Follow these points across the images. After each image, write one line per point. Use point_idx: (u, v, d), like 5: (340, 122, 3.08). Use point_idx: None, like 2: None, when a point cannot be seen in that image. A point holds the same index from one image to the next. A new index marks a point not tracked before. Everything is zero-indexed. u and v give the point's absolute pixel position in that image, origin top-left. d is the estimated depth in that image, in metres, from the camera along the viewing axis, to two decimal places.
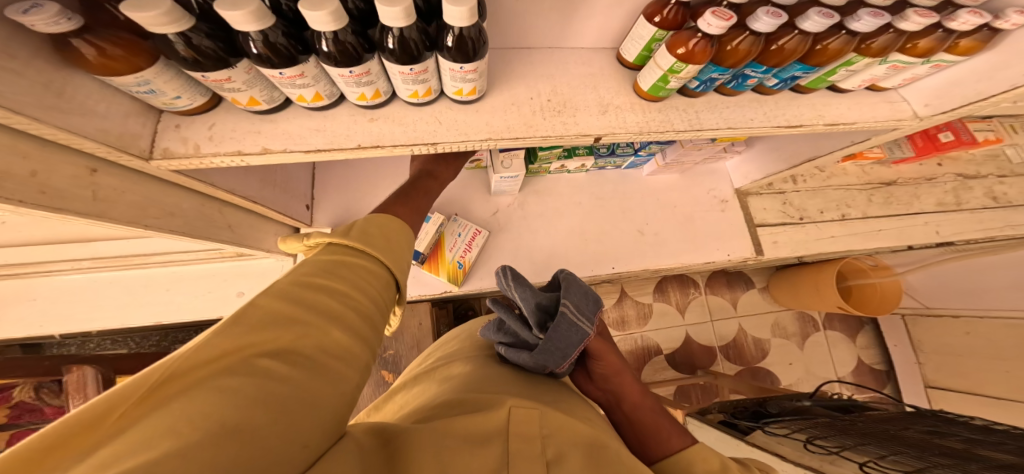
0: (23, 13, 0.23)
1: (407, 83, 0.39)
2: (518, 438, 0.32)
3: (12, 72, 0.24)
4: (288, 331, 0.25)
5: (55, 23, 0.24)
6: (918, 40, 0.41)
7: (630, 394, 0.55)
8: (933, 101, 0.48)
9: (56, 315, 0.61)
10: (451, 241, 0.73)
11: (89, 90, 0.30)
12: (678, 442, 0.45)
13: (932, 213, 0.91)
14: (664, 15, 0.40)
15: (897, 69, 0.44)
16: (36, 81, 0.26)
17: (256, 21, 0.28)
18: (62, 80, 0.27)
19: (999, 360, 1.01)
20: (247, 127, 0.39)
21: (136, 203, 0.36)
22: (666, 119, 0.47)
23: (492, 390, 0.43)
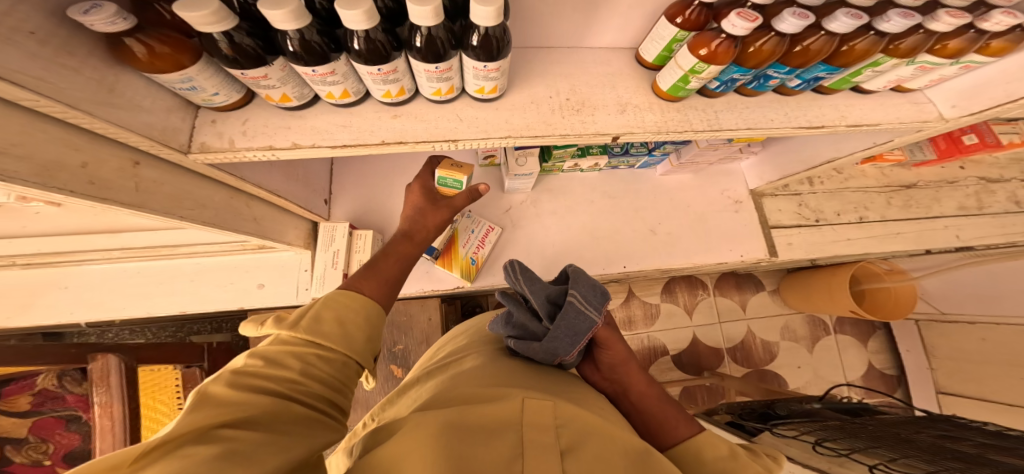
0: (83, 13, 0.24)
1: (432, 81, 0.39)
2: (534, 430, 0.33)
3: (70, 69, 0.25)
4: (248, 404, 0.28)
5: (111, 23, 0.25)
6: (948, 41, 0.41)
7: (636, 383, 0.54)
8: (960, 103, 0.48)
9: (88, 303, 0.63)
10: (465, 238, 0.74)
11: (137, 87, 0.31)
12: (687, 432, 0.46)
13: (953, 217, 0.89)
14: (686, 16, 0.41)
15: (925, 69, 0.44)
16: (92, 78, 0.27)
17: (295, 20, 0.29)
18: (113, 77, 0.29)
19: (1016, 368, 0.99)
20: (278, 123, 0.40)
21: (173, 195, 0.38)
22: (685, 119, 0.47)
23: (505, 384, 0.43)
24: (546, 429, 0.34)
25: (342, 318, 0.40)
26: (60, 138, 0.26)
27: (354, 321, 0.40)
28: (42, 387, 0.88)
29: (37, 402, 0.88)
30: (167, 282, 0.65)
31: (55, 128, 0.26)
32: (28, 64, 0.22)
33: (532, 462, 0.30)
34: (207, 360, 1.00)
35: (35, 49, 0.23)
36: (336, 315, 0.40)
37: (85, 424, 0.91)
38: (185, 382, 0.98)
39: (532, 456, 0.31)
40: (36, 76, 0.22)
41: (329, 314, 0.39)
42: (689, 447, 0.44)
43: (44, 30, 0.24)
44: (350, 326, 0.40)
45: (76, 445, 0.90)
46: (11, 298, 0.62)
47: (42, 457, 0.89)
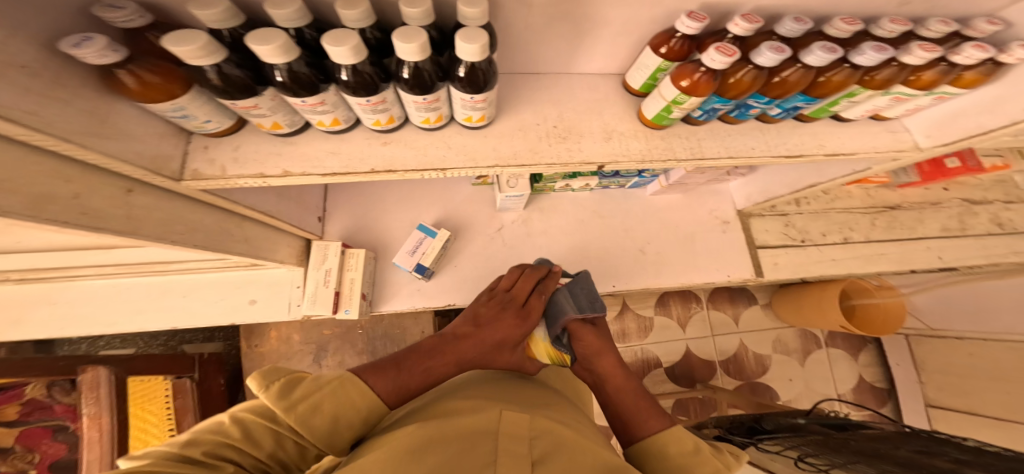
0: (75, 46, 0.24)
1: (420, 111, 0.41)
2: (507, 437, 0.37)
3: (64, 103, 0.25)
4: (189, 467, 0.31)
5: (102, 55, 0.25)
6: (922, 72, 0.41)
7: (612, 376, 0.58)
8: (934, 133, 0.48)
9: (84, 316, 0.64)
10: None
11: (128, 116, 0.31)
12: (657, 425, 0.50)
13: (937, 238, 0.91)
14: (670, 46, 0.42)
15: (899, 100, 0.44)
16: (86, 110, 0.27)
17: (281, 54, 0.30)
18: (106, 108, 0.29)
19: (1002, 383, 1.00)
20: (269, 149, 0.41)
21: (164, 220, 0.38)
22: (668, 148, 0.48)
23: (487, 397, 0.46)
24: (520, 438, 0.37)
25: (338, 415, 0.38)
26: (51, 170, 0.27)
27: (350, 421, 0.39)
28: (31, 397, 0.85)
29: (26, 412, 0.86)
30: (161, 296, 0.65)
31: (46, 161, 0.26)
32: (23, 100, 0.22)
33: (506, 464, 0.33)
34: (198, 370, 0.99)
35: (28, 83, 0.23)
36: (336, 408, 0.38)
37: (73, 434, 0.89)
38: (175, 394, 0.95)
39: (507, 451, 0.35)
40: (32, 113, 0.23)
41: (328, 406, 0.38)
42: (655, 441, 0.48)
43: (39, 63, 0.24)
44: (343, 421, 0.38)
45: (63, 455, 0.88)
46: (3, 311, 0.62)
47: (29, 466, 0.87)
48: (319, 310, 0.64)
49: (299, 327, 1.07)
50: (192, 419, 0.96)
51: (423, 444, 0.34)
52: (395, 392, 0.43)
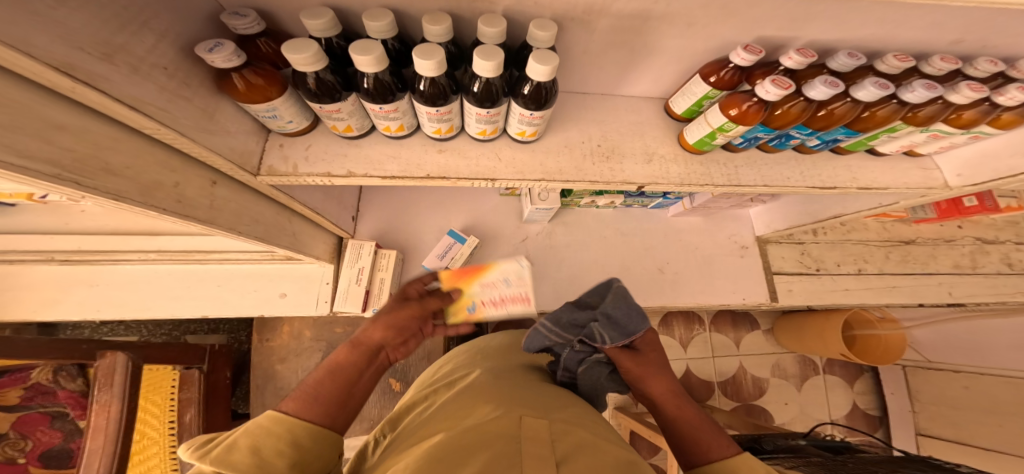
0: (209, 51, 0.28)
1: (480, 122, 0.43)
2: (531, 438, 0.39)
3: (186, 99, 0.29)
4: None
5: (228, 60, 0.29)
6: (963, 111, 0.42)
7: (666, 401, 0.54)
8: (964, 172, 0.50)
9: (119, 300, 0.66)
10: (495, 282, 0.63)
11: (230, 114, 0.35)
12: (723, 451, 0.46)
13: (947, 274, 0.93)
14: (720, 75, 0.44)
15: (937, 137, 0.46)
16: (200, 107, 0.31)
17: (376, 65, 0.32)
18: (216, 106, 0.33)
19: (1003, 418, 1.02)
20: (336, 150, 0.43)
21: (236, 212, 0.40)
22: (706, 172, 0.51)
23: (507, 402, 0.48)
24: (543, 441, 0.39)
25: (259, 448, 0.41)
26: (160, 160, 0.30)
27: (275, 448, 0.42)
28: (35, 381, 0.80)
29: (27, 397, 0.81)
30: (195, 284, 0.67)
31: (158, 152, 0.30)
32: (157, 97, 0.26)
33: (530, 465, 0.35)
34: (206, 362, 0.97)
35: (165, 82, 0.28)
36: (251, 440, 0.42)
37: (72, 421, 0.84)
38: (181, 385, 0.93)
39: (531, 448, 0.38)
40: (161, 107, 0.27)
41: (245, 442, 0.42)
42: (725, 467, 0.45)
43: (174, 65, 0.29)
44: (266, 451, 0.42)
45: (55, 445, 0.81)
46: (43, 291, 0.65)
47: (18, 455, 0.79)
48: (349, 307, 0.66)
49: (312, 324, 1.08)
50: (194, 412, 0.92)
51: (459, 450, 0.38)
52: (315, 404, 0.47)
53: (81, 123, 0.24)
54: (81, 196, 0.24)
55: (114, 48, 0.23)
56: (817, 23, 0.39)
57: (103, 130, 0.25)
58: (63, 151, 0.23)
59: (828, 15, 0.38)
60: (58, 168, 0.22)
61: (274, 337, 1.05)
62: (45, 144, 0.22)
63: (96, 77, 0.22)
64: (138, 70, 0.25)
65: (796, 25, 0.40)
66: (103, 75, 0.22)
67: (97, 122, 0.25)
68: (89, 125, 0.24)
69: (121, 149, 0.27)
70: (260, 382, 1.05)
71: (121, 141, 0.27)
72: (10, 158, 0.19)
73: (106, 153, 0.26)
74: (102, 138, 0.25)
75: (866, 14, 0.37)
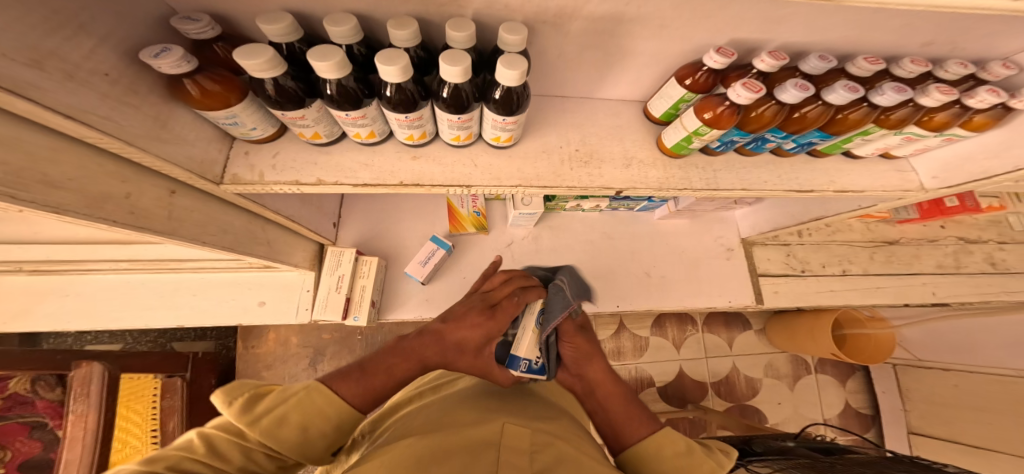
0: (154, 57, 0.28)
1: (452, 128, 0.42)
2: (508, 449, 0.39)
3: (132, 107, 0.29)
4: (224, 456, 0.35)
5: (176, 65, 0.28)
6: (935, 114, 0.42)
7: (602, 384, 0.54)
8: (940, 174, 0.50)
9: (92, 311, 0.65)
10: (458, 199, 0.78)
11: (185, 122, 0.34)
12: (644, 430, 0.49)
13: (932, 274, 0.94)
14: (695, 78, 0.44)
15: (911, 139, 0.46)
16: (150, 114, 0.30)
17: (337, 71, 0.31)
18: (167, 114, 0.32)
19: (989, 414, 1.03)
20: (306, 158, 0.42)
21: (199, 222, 0.40)
22: (685, 177, 0.50)
23: (491, 409, 0.48)
24: (522, 452, 0.39)
25: (308, 425, 0.39)
26: (109, 171, 0.30)
27: (320, 429, 0.40)
28: (12, 391, 0.78)
29: (5, 407, 0.78)
30: (172, 293, 0.66)
31: (107, 162, 0.29)
32: (98, 105, 0.26)
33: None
34: (189, 370, 0.95)
35: (107, 89, 0.27)
36: (302, 418, 0.39)
37: (51, 432, 0.81)
38: (165, 393, 0.90)
39: (508, 459, 0.38)
40: (103, 116, 0.26)
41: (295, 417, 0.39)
42: (643, 450, 0.47)
43: (117, 71, 0.28)
44: (313, 433, 0.39)
45: (35, 455, 0.79)
46: (12, 302, 0.63)
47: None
48: (330, 315, 0.66)
49: (298, 331, 1.07)
50: (179, 419, 0.92)
51: (436, 450, 0.39)
52: (364, 395, 0.43)
53: (16, 133, 0.23)
54: (18, 209, 0.23)
55: (44, 55, 0.22)
56: (788, 25, 0.39)
57: (43, 142, 0.25)
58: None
59: (798, 16, 0.38)
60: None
61: (260, 344, 1.05)
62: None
63: (24, 84, 0.21)
64: (74, 77, 0.24)
65: (768, 26, 0.39)
66: (33, 82, 0.21)
67: (35, 133, 0.24)
68: (26, 136, 0.23)
69: (62, 160, 0.26)
70: None
71: (63, 152, 0.26)
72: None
73: (45, 165, 0.25)
74: (43, 150, 0.24)
75: (835, 15, 0.37)
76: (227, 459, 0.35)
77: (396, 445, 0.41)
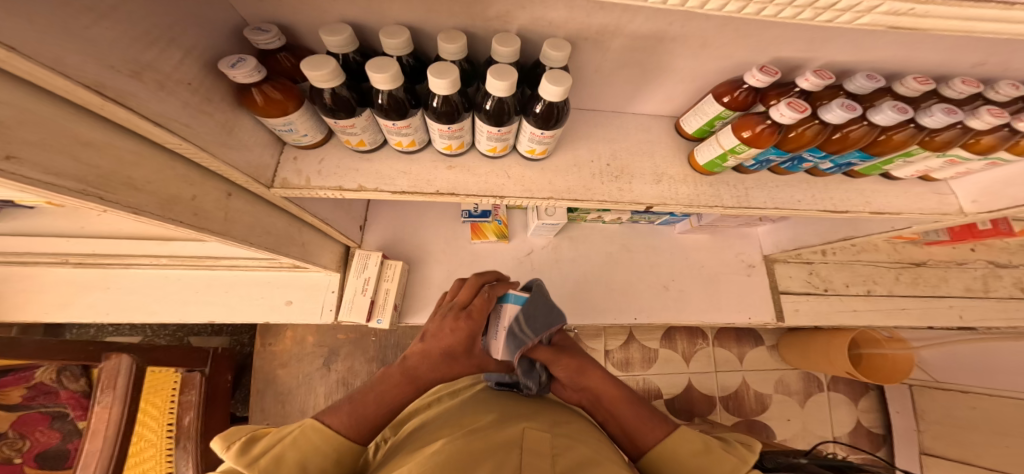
0: (231, 67, 0.31)
1: (490, 140, 0.43)
2: (531, 451, 0.40)
3: (208, 115, 0.33)
4: None
5: (249, 75, 0.32)
6: (982, 137, 0.41)
7: (606, 391, 0.55)
8: (980, 198, 0.49)
9: (128, 303, 0.68)
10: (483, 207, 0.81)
11: (248, 129, 0.39)
12: (659, 433, 0.50)
13: (959, 298, 0.92)
14: (733, 96, 0.44)
15: (954, 162, 0.45)
16: (220, 121, 0.35)
17: (391, 82, 0.33)
18: (234, 121, 0.37)
19: (1005, 436, 1.02)
20: (348, 165, 0.44)
21: (249, 223, 0.44)
22: (716, 194, 0.50)
23: (514, 416, 0.49)
24: (544, 455, 0.40)
25: (306, 463, 0.42)
26: (180, 175, 0.35)
27: (318, 463, 0.43)
28: (38, 381, 0.79)
29: (29, 396, 0.80)
30: (203, 289, 0.69)
31: (179, 168, 0.35)
32: (181, 113, 0.30)
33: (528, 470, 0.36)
34: (209, 365, 0.96)
35: (189, 97, 0.31)
36: (300, 455, 0.42)
37: (71, 422, 0.82)
38: (183, 388, 0.91)
39: (531, 462, 0.38)
40: (184, 123, 0.30)
41: (293, 456, 0.42)
42: (667, 449, 0.48)
43: (198, 80, 0.32)
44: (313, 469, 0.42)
45: (53, 445, 0.80)
46: (58, 293, 0.67)
47: (15, 454, 0.78)
48: (354, 318, 0.67)
49: (315, 330, 1.09)
50: (193, 417, 0.92)
51: (464, 455, 0.39)
52: (354, 425, 0.46)
53: (108, 140, 0.28)
54: (105, 210, 0.28)
55: (142, 67, 0.27)
56: (835, 44, 0.39)
57: (130, 149, 0.30)
58: (91, 168, 0.26)
59: (842, 38, 0.38)
60: (85, 184, 0.26)
61: (277, 342, 1.07)
62: (74, 162, 0.25)
63: (124, 95, 0.25)
64: (165, 87, 0.29)
65: (814, 46, 0.39)
66: (132, 91, 0.26)
67: (123, 140, 0.29)
68: (115, 142, 0.28)
69: (143, 165, 0.31)
70: (261, 386, 1.05)
71: (145, 158, 0.31)
72: (39, 175, 0.23)
73: (131, 170, 0.30)
74: (128, 157, 0.29)
75: (889, 35, 0.37)
76: None
77: (429, 446, 0.43)
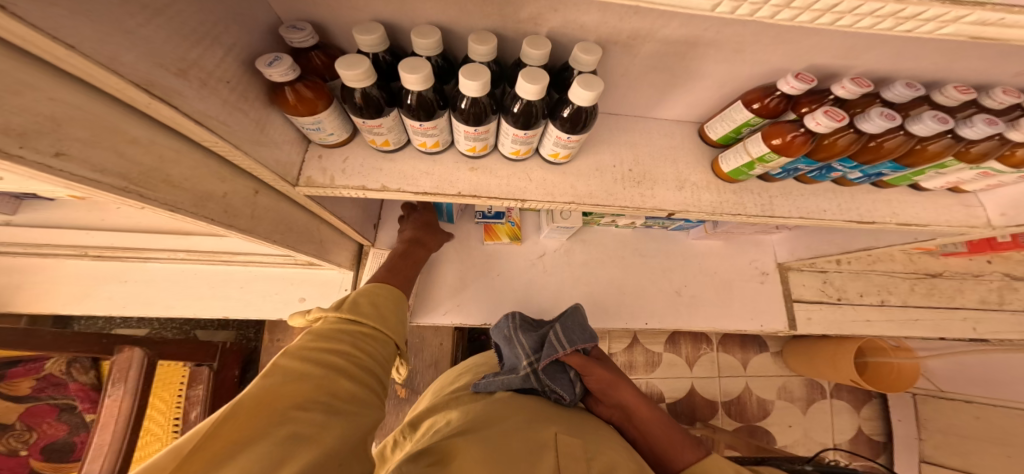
0: (269, 65, 0.32)
1: (515, 143, 0.42)
2: (567, 454, 0.45)
3: (242, 112, 0.33)
4: (303, 386, 0.41)
5: (284, 74, 0.33)
6: (1017, 149, 0.40)
7: (638, 408, 0.63)
8: (1009, 211, 0.49)
9: (145, 299, 0.70)
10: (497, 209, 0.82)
11: (277, 126, 0.39)
12: (690, 455, 0.53)
13: (973, 310, 0.91)
14: (765, 102, 0.43)
15: (986, 175, 0.44)
16: (253, 119, 0.35)
17: (422, 83, 0.33)
18: (266, 118, 0.37)
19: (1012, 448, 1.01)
20: (372, 164, 0.44)
21: (272, 220, 0.45)
22: (739, 201, 0.49)
23: (539, 424, 0.52)
24: (577, 459, 0.44)
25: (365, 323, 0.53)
26: (214, 172, 0.35)
27: (376, 303, 0.56)
28: (47, 372, 0.80)
29: (37, 388, 0.80)
30: (218, 284, 0.70)
31: (214, 165, 0.35)
32: (220, 111, 0.30)
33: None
34: (217, 360, 0.96)
35: (227, 95, 0.32)
36: (370, 300, 0.56)
37: (78, 415, 0.82)
38: (191, 382, 0.92)
39: (567, 464, 0.43)
40: (222, 122, 0.31)
41: (364, 299, 0.56)
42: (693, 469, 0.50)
43: (236, 78, 0.33)
44: (382, 308, 0.56)
45: (60, 438, 0.80)
46: (74, 285, 0.68)
47: (20, 446, 0.78)
48: None
49: None
50: (201, 411, 0.92)
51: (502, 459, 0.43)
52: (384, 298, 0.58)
53: (151, 137, 0.29)
54: (143, 206, 0.29)
55: (187, 64, 0.27)
56: (873, 53, 0.38)
57: (171, 145, 0.30)
58: (133, 165, 0.27)
59: (880, 47, 0.37)
60: (126, 181, 0.27)
61: (284, 337, 1.07)
62: (119, 158, 0.26)
63: (171, 93, 0.25)
64: (206, 85, 0.29)
65: (851, 54, 0.39)
66: (177, 89, 0.26)
67: (165, 137, 0.30)
68: (157, 139, 0.29)
69: (182, 162, 0.32)
70: None
71: (185, 154, 0.32)
72: (86, 172, 0.24)
73: (170, 168, 0.31)
74: (168, 153, 0.30)
75: (930, 44, 0.36)
76: (327, 349, 0.48)
77: (460, 444, 0.47)
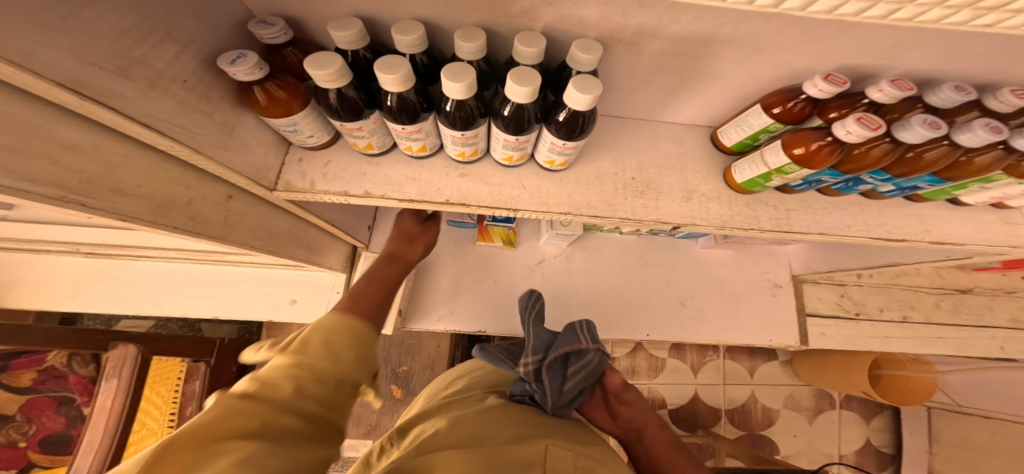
0: (231, 63, 0.29)
1: (507, 148, 0.38)
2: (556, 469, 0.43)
3: (204, 114, 0.30)
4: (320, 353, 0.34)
5: (250, 72, 0.29)
6: None
7: (649, 429, 0.67)
8: None
9: (135, 297, 0.68)
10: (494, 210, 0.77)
11: (250, 128, 0.36)
12: None
13: (1003, 329, 0.85)
14: (786, 107, 0.38)
15: None
16: (219, 121, 0.32)
17: (401, 84, 0.29)
18: (235, 120, 0.34)
19: None
20: (355, 169, 0.41)
21: (249, 226, 0.42)
22: (753, 215, 0.45)
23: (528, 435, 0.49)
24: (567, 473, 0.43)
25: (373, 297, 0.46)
26: (176, 177, 0.32)
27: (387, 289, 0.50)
28: (49, 364, 0.80)
29: (39, 380, 0.79)
30: (209, 285, 0.68)
31: (175, 169, 0.32)
32: (175, 113, 0.27)
33: None
34: (215, 356, 0.92)
35: (184, 95, 0.28)
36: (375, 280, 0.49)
37: (77, 408, 0.81)
38: (187, 377, 0.89)
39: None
40: (178, 125, 0.27)
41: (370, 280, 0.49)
42: None
43: (195, 77, 0.30)
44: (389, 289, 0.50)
45: (57, 431, 0.79)
46: (65, 283, 0.67)
47: (19, 438, 0.77)
48: None
49: None
50: (197, 406, 0.89)
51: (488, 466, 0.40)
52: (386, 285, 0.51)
53: (95, 141, 0.26)
54: (88, 216, 0.26)
55: (130, 63, 0.24)
56: (917, 51, 0.34)
57: (120, 149, 0.27)
58: (72, 173, 0.24)
59: (925, 45, 0.33)
60: (63, 190, 0.24)
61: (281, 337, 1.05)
62: (53, 166, 0.23)
63: (106, 93, 0.22)
64: (156, 85, 0.26)
65: (890, 53, 0.34)
66: (117, 90, 0.23)
67: (113, 141, 0.27)
68: (102, 142, 0.26)
69: (133, 167, 0.29)
70: None
71: (137, 159, 0.29)
72: (10, 182, 0.21)
73: (118, 173, 0.28)
74: (117, 159, 0.27)
75: (986, 42, 0.31)
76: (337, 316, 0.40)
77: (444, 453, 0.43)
